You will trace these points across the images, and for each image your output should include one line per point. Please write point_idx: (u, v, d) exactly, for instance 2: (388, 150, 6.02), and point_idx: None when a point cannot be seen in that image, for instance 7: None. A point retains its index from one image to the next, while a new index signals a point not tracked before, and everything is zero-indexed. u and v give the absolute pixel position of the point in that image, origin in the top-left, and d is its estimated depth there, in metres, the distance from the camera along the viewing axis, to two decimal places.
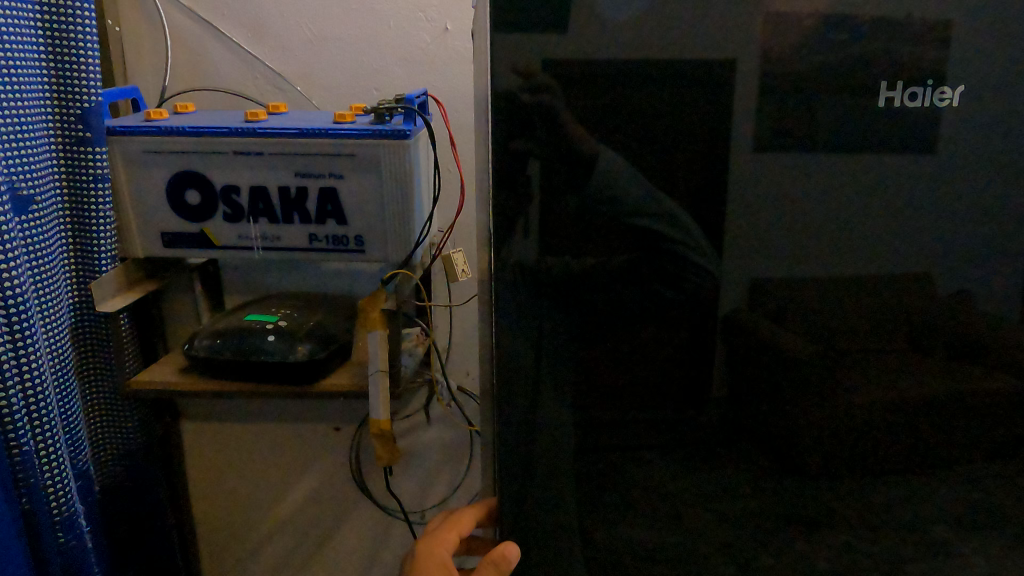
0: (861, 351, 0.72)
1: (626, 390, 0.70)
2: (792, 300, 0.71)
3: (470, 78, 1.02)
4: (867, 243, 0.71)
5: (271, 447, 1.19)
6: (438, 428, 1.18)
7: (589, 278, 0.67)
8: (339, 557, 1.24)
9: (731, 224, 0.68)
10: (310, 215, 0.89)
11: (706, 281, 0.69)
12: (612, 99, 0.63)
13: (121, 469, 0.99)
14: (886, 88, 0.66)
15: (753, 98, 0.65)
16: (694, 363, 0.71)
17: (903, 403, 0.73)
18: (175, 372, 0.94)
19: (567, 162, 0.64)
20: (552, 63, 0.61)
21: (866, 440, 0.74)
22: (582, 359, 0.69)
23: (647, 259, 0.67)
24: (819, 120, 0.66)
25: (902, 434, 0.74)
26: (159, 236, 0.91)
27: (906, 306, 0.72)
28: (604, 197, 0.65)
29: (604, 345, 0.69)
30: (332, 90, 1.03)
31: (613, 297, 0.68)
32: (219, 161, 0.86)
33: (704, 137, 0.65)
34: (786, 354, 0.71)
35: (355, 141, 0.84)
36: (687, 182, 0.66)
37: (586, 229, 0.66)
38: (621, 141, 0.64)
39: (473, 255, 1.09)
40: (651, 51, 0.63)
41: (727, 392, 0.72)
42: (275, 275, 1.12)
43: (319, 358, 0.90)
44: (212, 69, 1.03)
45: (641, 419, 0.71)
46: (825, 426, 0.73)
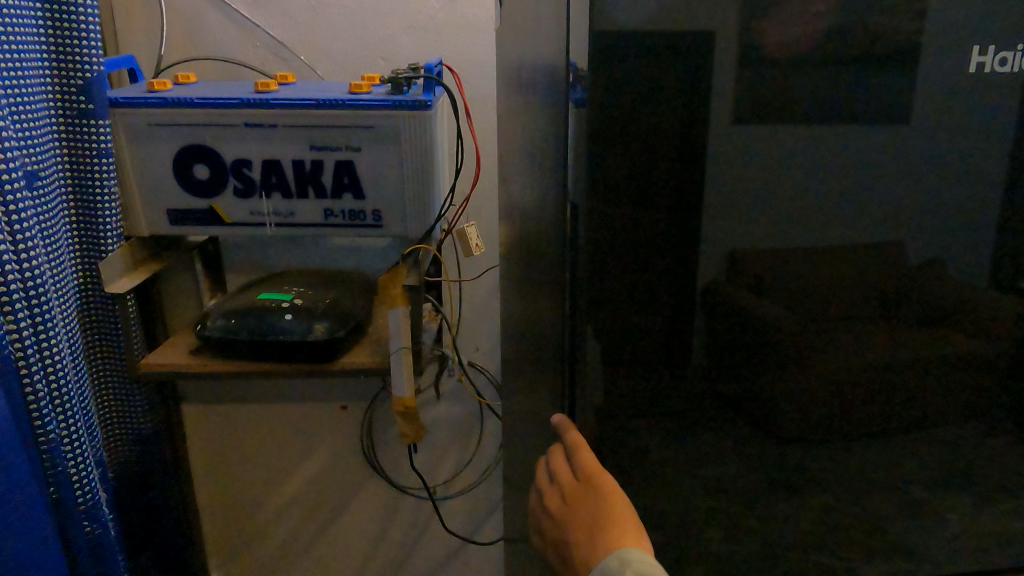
0: (951, 338, 0.65)
1: (687, 384, 0.63)
2: (885, 307, 0.63)
3: (482, 47, 1.00)
4: (959, 226, 0.63)
5: (276, 428, 1.17)
6: (450, 405, 1.16)
7: (654, 262, 0.59)
8: (349, 536, 1.23)
9: (811, 202, 0.60)
10: (325, 189, 0.87)
11: (782, 267, 0.61)
12: (687, 66, 0.54)
13: (132, 454, 0.97)
14: (977, 52, 0.58)
15: (850, 66, 0.56)
16: (767, 356, 0.63)
17: (995, 395, 0.67)
18: (186, 355, 0.91)
19: (641, 160, 0.56)
20: (624, 23, 0.53)
21: (942, 433, 0.68)
22: (642, 351, 0.61)
23: (712, 244, 0.60)
24: (920, 93, 0.58)
25: (980, 427, 0.68)
26: (165, 214, 0.87)
27: (1003, 298, 0.65)
28: (671, 174, 0.57)
29: (664, 337, 0.61)
30: (338, 59, 1.00)
31: (676, 286, 0.60)
32: (229, 134, 0.83)
33: (793, 107, 0.57)
34: (873, 369, 0.64)
35: (374, 113, 0.82)
36: (764, 160, 0.58)
37: (648, 207, 0.58)
38: (698, 114, 0.56)
39: (488, 229, 1.07)
40: (729, 16, 0.54)
41: (807, 391, 0.64)
42: (279, 251, 1.08)
43: (338, 337, 0.88)
44: (209, 38, 0.98)
45: (703, 414, 0.64)
46: (899, 417, 0.67)
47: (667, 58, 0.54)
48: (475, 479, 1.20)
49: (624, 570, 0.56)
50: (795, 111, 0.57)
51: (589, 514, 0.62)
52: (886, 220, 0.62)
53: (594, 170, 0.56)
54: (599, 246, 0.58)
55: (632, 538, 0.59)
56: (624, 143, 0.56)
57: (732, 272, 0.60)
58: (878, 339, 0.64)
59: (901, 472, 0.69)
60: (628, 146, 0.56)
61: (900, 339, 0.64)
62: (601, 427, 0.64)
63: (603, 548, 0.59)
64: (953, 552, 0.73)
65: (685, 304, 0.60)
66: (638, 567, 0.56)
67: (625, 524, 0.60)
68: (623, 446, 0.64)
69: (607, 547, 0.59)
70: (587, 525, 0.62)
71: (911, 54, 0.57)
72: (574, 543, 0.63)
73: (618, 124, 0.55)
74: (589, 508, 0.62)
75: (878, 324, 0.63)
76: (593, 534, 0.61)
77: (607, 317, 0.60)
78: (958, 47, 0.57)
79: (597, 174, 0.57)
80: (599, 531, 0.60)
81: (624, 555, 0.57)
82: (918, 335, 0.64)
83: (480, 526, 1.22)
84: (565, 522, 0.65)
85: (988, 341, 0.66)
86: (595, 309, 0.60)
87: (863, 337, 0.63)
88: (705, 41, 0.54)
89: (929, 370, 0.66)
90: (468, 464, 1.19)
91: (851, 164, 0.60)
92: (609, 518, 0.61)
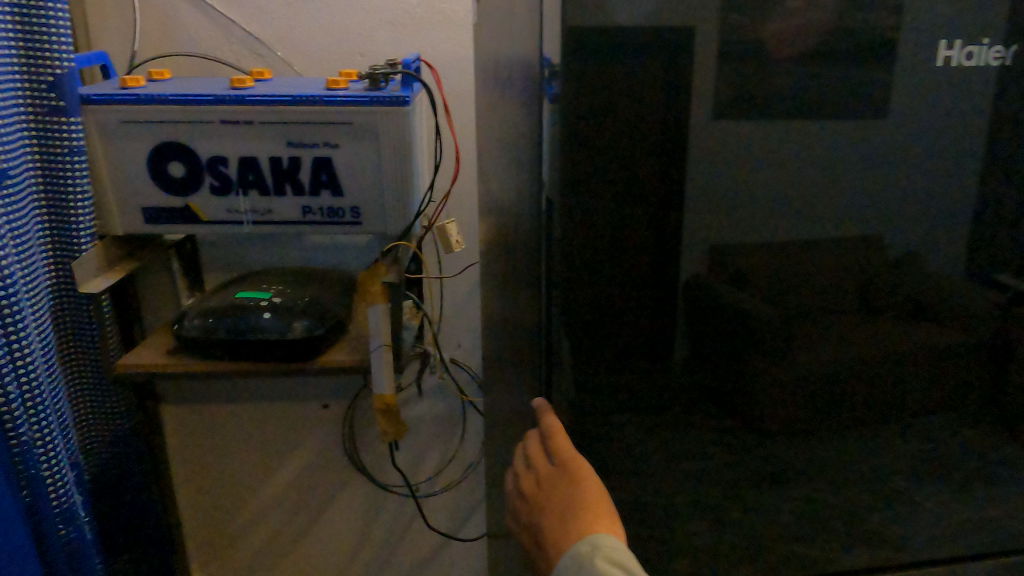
0: (924, 329, 0.66)
1: (664, 377, 0.63)
2: (861, 299, 0.63)
3: (461, 43, 0.99)
4: (931, 218, 0.63)
5: (258, 428, 1.16)
6: (432, 402, 1.16)
7: (631, 256, 0.59)
8: (333, 535, 1.23)
9: (785, 196, 0.61)
10: (303, 186, 0.86)
11: (758, 260, 0.62)
12: (661, 62, 0.54)
13: (109, 456, 0.95)
14: (944, 47, 0.58)
15: (823, 62, 0.57)
16: (744, 349, 0.63)
17: (968, 385, 0.68)
18: (163, 354, 0.90)
19: (618, 155, 0.56)
20: (598, 22, 0.53)
21: (917, 421, 0.69)
22: (619, 346, 0.61)
23: (688, 237, 0.60)
24: (891, 90, 0.59)
25: (953, 416, 0.69)
26: (140, 212, 0.86)
27: (974, 287, 0.66)
28: (647, 168, 0.57)
29: (641, 332, 0.61)
30: (315, 55, 0.99)
31: (653, 280, 0.60)
32: (204, 131, 0.82)
33: (765, 102, 0.57)
34: (850, 361, 0.65)
35: (351, 109, 0.81)
36: (739, 154, 0.59)
37: (625, 202, 0.57)
38: (673, 109, 0.56)
39: (469, 226, 1.07)
40: (702, 13, 0.54)
41: (786, 384, 0.64)
42: (258, 249, 1.07)
43: (317, 335, 0.87)
44: (184, 34, 0.97)
45: (681, 407, 0.64)
46: (875, 408, 0.67)
47: (641, 54, 0.54)
48: (458, 475, 1.20)
49: (594, 554, 0.57)
50: (770, 105, 0.57)
51: (564, 496, 0.63)
52: (860, 214, 0.62)
53: (569, 166, 0.57)
54: (575, 242, 0.58)
55: (603, 524, 0.59)
56: (598, 139, 0.56)
57: (709, 266, 0.61)
58: (855, 331, 0.64)
59: (878, 462, 0.70)
60: (605, 140, 0.56)
61: (874, 330, 0.65)
62: (580, 422, 0.64)
63: (574, 533, 0.59)
64: (929, 540, 0.74)
65: (662, 297, 0.60)
66: (608, 552, 0.56)
67: (599, 510, 0.61)
68: (603, 442, 0.65)
69: (579, 532, 0.59)
70: (561, 508, 0.62)
71: (883, 49, 0.57)
72: (547, 527, 0.63)
73: (592, 121, 0.55)
74: (564, 491, 0.63)
75: (854, 316, 0.64)
76: (565, 516, 0.61)
77: (585, 312, 0.60)
78: (929, 42, 0.58)
79: (574, 169, 0.57)
80: (572, 514, 0.61)
81: (595, 540, 0.58)
82: (894, 327, 0.65)
83: (463, 522, 1.22)
84: (541, 504, 0.65)
85: (959, 331, 0.67)
86: (572, 305, 0.60)
87: (842, 330, 0.64)
88: (680, 36, 0.54)
89: (904, 360, 0.66)
90: (451, 461, 1.19)
91: (824, 157, 0.60)
92: (583, 505, 0.61)
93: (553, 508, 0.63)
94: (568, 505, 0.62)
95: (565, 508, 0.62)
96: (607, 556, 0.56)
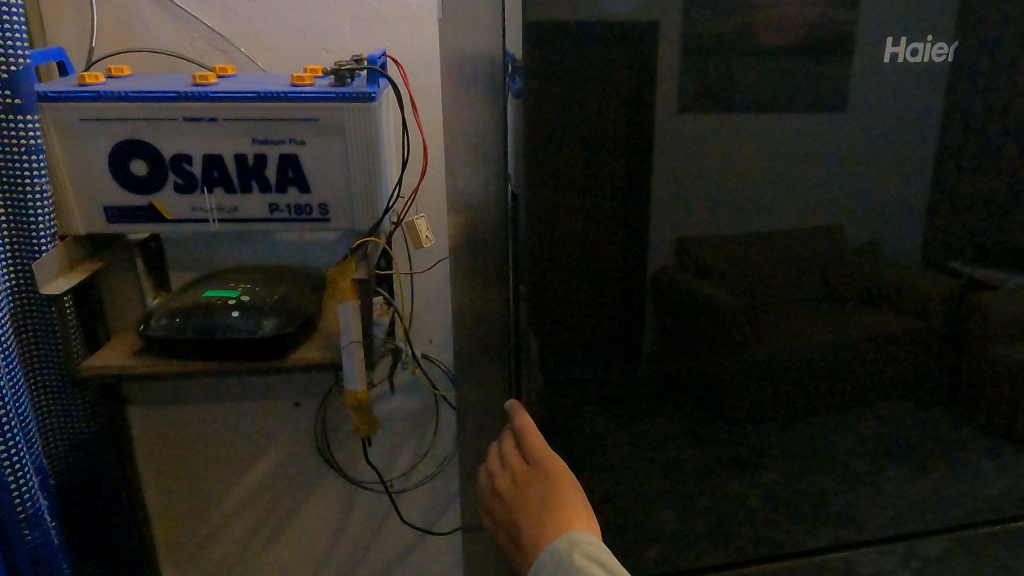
0: (880, 316, 0.68)
1: (633, 367, 0.64)
2: (820, 284, 0.66)
3: (427, 38, 0.99)
4: (884, 208, 0.66)
5: (229, 427, 1.15)
6: (404, 398, 1.16)
7: (598, 249, 0.60)
8: (307, 534, 1.22)
9: (747, 189, 0.62)
10: (269, 184, 0.86)
11: (721, 251, 0.63)
12: (624, 59, 0.56)
13: (74, 461, 0.94)
14: (891, 44, 0.60)
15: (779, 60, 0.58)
16: (709, 338, 0.65)
17: (921, 369, 0.71)
18: (129, 355, 0.89)
19: (586, 147, 0.57)
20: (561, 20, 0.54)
21: (874, 405, 0.71)
22: (588, 337, 0.63)
23: (654, 230, 0.61)
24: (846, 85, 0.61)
25: (909, 399, 0.72)
26: (102, 211, 0.84)
27: (927, 274, 0.68)
28: (612, 162, 0.58)
29: (609, 323, 0.63)
30: (279, 51, 0.98)
31: (620, 272, 0.61)
32: (167, 129, 0.81)
33: (725, 97, 0.59)
34: (810, 342, 0.67)
35: (317, 105, 0.81)
36: (701, 149, 0.60)
37: (591, 196, 0.59)
38: (636, 104, 0.57)
39: (438, 221, 1.07)
40: (662, 10, 0.55)
41: (749, 371, 0.66)
42: (224, 248, 1.06)
43: (288, 333, 0.87)
44: (143, 30, 0.96)
45: (650, 397, 0.66)
46: (835, 393, 0.70)
47: (604, 52, 0.55)
48: (432, 470, 1.20)
49: (572, 549, 0.59)
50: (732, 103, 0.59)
51: (540, 493, 0.65)
52: (820, 201, 0.65)
53: (535, 162, 0.58)
54: (542, 235, 0.59)
55: (580, 520, 0.62)
56: (563, 135, 0.57)
57: (673, 257, 0.62)
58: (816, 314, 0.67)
59: (838, 444, 0.72)
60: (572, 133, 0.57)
61: (832, 317, 0.67)
62: (551, 412, 0.65)
63: (551, 529, 0.62)
64: (890, 518, 0.76)
65: (628, 290, 0.62)
66: (585, 547, 0.59)
67: (575, 507, 0.63)
68: (573, 432, 0.66)
69: (556, 529, 0.61)
70: (537, 505, 0.64)
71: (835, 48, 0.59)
72: (524, 524, 0.65)
73: (557, 118, 0.56)
74: (539, 488, 0.65)
75: (813, 304, 0.66)
76: (543, 514, 0.63)
77: (553, 304, 0.61)
78: (879, 39, 0.60)
79: (539, 164, 0.57)
80: (549, 511, 0.63)
81: (572, 536, 0.60)
82: (851, 311, 0.68)
83: (437, 517, 1.23)
84: (517, 502, 0.67)
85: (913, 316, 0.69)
86: (541, 299, 0.61)
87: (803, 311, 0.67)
88: (644, 32, 0.55)
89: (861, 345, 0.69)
90: (425, 456, 1.19)
91: (782, 150, 0.62)
92: (558, 501, 0.63)
93: (529, 505, 0.65)
94: (545, 502, 0.64)
95: (542, 506, 0.64)
96: (584, 551, 0.59)
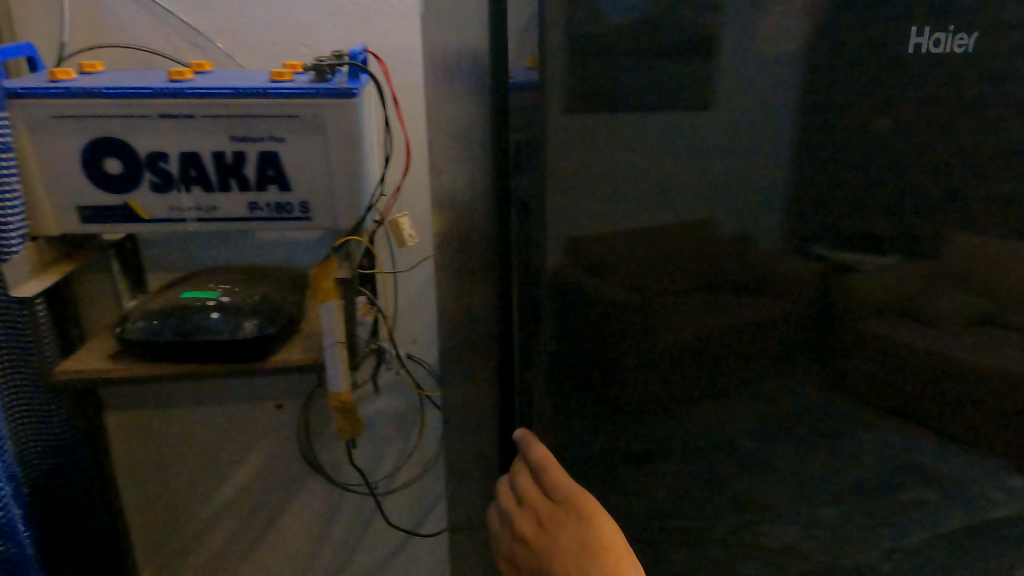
0: (935, 310, 0.60)
1: (649, 369, 0.57)
2: (861, 300, 0.58)
3: (408, 34, 0.98)
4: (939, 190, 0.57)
5: (209, 431, 1.12)
6: (389, 398, 1.15)
7: (607, 232, 0.53)
8: (291, 537, 1.21)
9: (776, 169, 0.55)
10: (249, 181, 0.84)
11: (748, 234, 0.56)
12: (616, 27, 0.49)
13: (48, 468, 0.91)
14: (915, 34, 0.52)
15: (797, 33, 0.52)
16: (733, 334, 0.58)
17: (981, 375, 0.62)
18: (104, 359, 0.87)
19: (587, 148, 0.52)
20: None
21: (923, 414, 0.63)
22: (595, 332, 0.56)
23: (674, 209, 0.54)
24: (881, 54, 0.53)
25: (969, 411, 0.62)
26: (75, 211, 0.82)
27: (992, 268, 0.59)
28: (617, 136, 0.51)
29: (622, 316, 0.55)
30: (258, 47, 0.96)
31: (637, 259, 0.54)
32: (142, 126, 0.79)
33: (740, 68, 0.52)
34: (847, 366, 0.60)
35: (297, 101, 0.79)
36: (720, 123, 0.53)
37: (593, 174, 0.52)
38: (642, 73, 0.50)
39: (421, 219, 1.06)
40: None
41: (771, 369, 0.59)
42: (203, 248, 1.04)
43: (269, 334, 0.85)
44: (117, 26, 0.93)
45: (666, 402, 0.58)
46: (874, 395, 0.62)
47: None
48: (418, 471, 1.19)
49: None
50: (757, 95, 0.53)
51: (575, 536, 0.57)
52: (867, 206, 0.57)
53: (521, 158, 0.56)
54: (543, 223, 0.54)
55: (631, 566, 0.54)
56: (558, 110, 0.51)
57: (695, 241, 0.55)
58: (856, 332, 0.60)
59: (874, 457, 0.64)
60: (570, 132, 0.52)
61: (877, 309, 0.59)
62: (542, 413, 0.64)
63: None
64: None
65: (643, 280, 0.54)
66: None
67: (619, 551, 0.55)
68: None
69: None
70: (574, 551, 0.56)
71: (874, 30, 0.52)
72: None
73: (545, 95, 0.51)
74: (572, 529, 0.57)
75: (853, 295, 0.58)
76: (584, 561, 0.55)
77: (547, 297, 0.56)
78: None
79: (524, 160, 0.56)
80: (591, 556, 0.55)
81: None
82: (899, 332, 0.60)
83: (424, 518, 1.22)
84: (545, 550, 0.58)
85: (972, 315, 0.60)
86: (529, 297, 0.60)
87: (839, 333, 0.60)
88: None
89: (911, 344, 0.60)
90: (410, 457, 1.18)
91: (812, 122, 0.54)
92: (600, 544, 0.56)
93: (562, 551, 0.57)
94: (585, 547, 0.56)
95: (583, 553, 0.55)
96: None
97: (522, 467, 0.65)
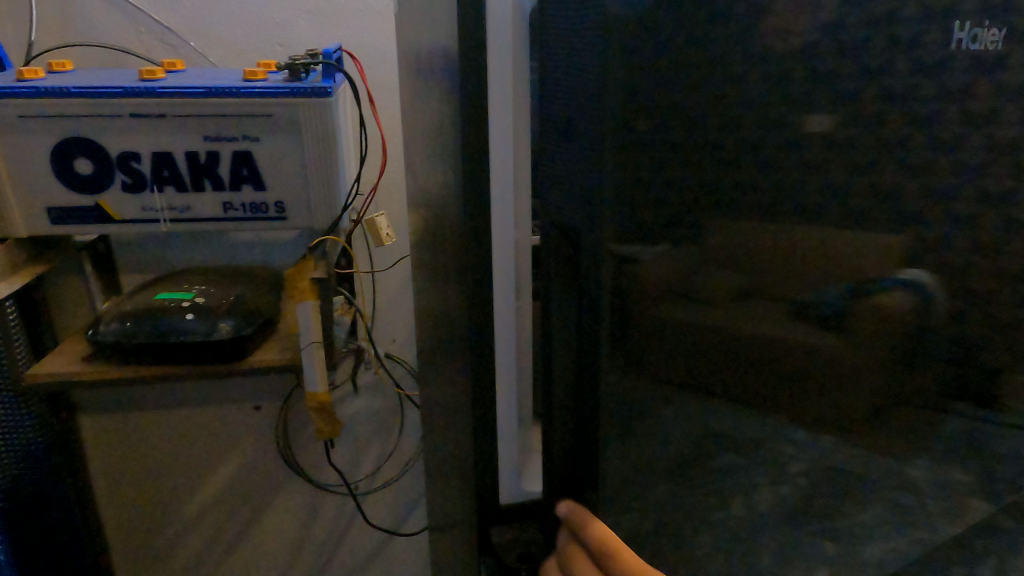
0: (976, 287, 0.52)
1: (678, 383, 0.47)
2: (920, 325, 0.52)
3: (383, 33, 0.98)
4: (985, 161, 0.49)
5: (186, 433, 1.11)
6: (369, 398, 1.14)
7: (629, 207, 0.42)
8: (270, 539, 1.20)
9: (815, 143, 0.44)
10: (222, 181, 0.83)
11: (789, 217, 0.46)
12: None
13: (21, 473, 0.90)
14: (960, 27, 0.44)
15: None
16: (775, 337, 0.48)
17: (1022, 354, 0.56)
18: (77, 361, 0.85)
19: (624, 150, 0.41)
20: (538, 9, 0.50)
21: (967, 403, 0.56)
22: (618, 346, 0.45)
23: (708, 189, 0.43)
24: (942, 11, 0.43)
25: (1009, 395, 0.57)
26: (45, 212, 0.81)
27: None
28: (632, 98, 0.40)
29: (648, 322, 0.44)
30: (231, 46, 0.95)
31: (662, 252, 0.43)
32: (113, 126, 0.78)
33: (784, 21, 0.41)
34: (899, 383, 0.53)
35: (270, 100, 0.79)
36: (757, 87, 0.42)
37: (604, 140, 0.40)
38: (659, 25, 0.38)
39: (398, 218, 1.06)
40: None
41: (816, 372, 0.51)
42: (177, 248, 1.03)
43: (244, 335, 0.84)
44: (86, 24, 0.92)
45: (699, 420, 0.49)
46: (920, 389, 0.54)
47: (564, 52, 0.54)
48: (397, 470, 1.19)
49: None
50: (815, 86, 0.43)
51: None
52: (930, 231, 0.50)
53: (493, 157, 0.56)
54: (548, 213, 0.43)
55: None
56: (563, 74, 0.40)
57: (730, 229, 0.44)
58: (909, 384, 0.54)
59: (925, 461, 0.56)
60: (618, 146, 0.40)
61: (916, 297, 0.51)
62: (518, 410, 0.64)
63: None
64: None
65: (673, 276, 0.44)
66: None
67: None
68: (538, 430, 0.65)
69: None
70: None
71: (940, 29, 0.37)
72: None
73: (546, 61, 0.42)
74: None
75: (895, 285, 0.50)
76: None
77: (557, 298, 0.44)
78: None
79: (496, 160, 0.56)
80: None
81: None
82: (938, 316, 0.53)
83: (404, 517, 1.22)
84: None
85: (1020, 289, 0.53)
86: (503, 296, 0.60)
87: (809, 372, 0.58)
88: None
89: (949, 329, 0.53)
90: (390, 457, 1.18)
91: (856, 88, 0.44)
92: None
93: None
94: None
95: None
96: None
97: (565, 545, 0.51)
